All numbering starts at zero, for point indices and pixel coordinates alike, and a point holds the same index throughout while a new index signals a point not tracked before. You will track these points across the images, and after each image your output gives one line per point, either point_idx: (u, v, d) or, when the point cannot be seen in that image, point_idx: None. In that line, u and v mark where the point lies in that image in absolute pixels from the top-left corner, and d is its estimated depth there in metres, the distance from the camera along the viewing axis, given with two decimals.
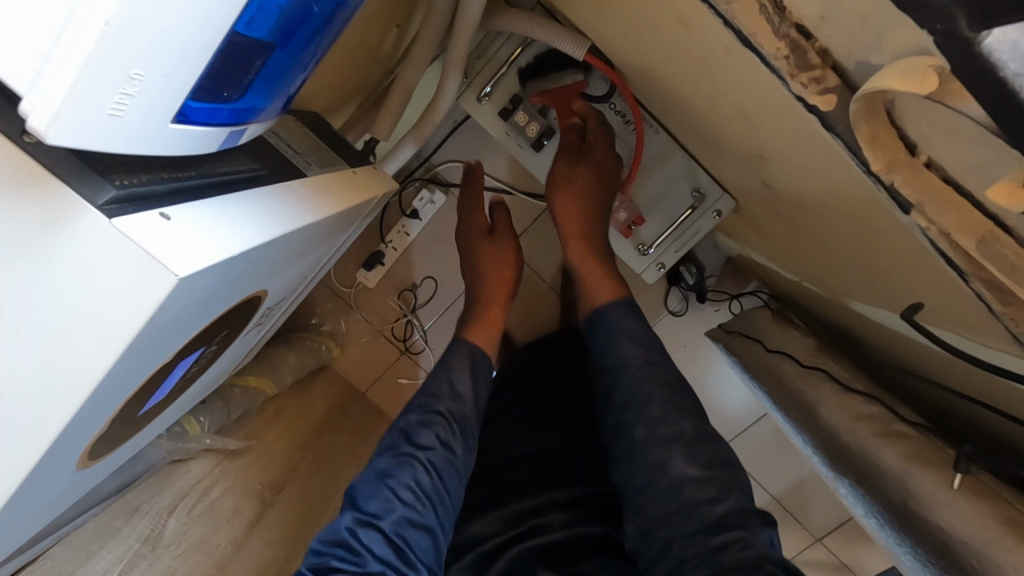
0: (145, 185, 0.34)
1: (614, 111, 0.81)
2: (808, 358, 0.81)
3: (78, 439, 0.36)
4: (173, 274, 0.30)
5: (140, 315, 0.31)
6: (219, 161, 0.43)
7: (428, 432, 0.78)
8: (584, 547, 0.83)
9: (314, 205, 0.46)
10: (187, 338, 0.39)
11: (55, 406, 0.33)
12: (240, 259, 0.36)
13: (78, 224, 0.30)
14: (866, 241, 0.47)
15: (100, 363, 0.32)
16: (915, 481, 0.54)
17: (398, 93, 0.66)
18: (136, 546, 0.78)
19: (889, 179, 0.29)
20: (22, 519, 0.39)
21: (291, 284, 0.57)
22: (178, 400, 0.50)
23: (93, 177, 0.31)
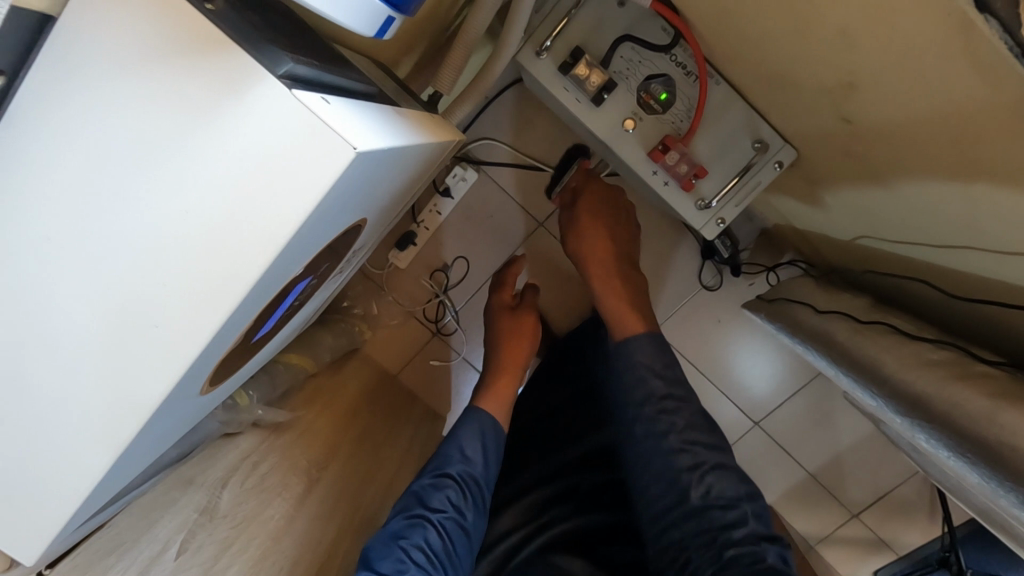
0: (305, 68, 0.37)
1: (674, 63, 0.79)
2: (866, 315, 0.81)
3: (227, 336, 0.38)
4: (352, 146, 0.33)
5: (311, 190, 0.33)
6: (348, 72, 0.45)
7: (440, 497, 0.86)
8: (602, 536, 0.99)
9: (423, 130, 0.46)
10: (320, 247, 0.40)
11: (218, 290, 0.35)
12: (383, 159, 0.37)
13: (258, 92, 0.33)
14: (951, 160, 0.48)
15: (263, 244, 0.34)
16: (1003, 419, 0.53)
17: (465, 40, 0.64)
18: (194, 516, 0.77)
19: None
20: (143, 436, 0.39)
21: (375, 232, 0.57)
22: (273, 338, 0.50)
23: (271, 52, 0.34)
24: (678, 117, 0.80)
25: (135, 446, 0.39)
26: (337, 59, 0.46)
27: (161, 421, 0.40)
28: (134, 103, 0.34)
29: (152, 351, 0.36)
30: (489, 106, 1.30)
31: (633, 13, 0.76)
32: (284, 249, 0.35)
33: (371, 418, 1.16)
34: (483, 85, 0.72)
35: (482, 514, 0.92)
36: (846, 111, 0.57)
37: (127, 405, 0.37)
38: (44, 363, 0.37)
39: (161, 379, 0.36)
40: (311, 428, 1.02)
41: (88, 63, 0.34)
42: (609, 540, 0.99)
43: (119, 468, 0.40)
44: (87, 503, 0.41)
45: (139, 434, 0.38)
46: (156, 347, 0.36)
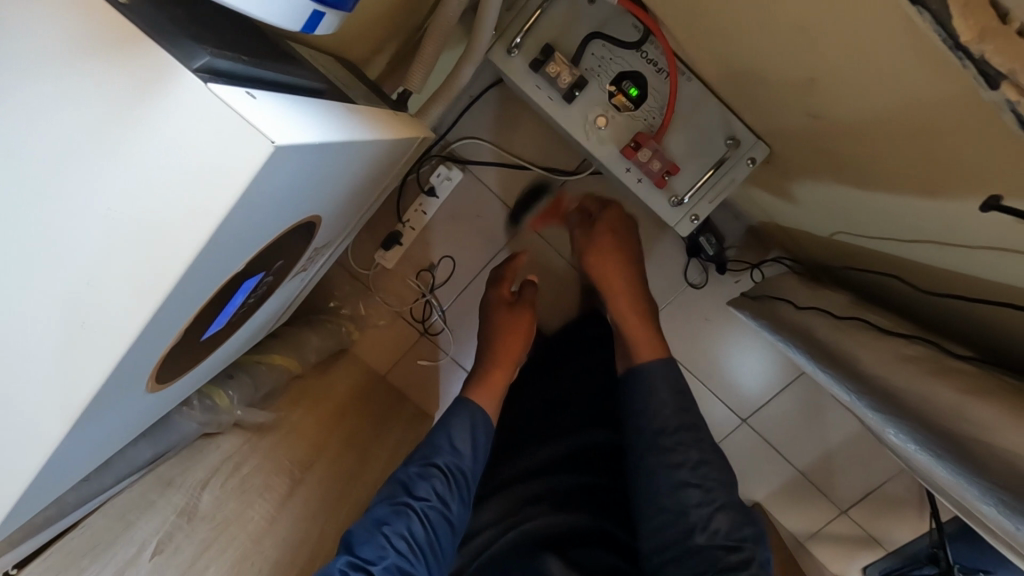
0: (230, 63, 0.37)
1: (644, 60, 0.78)
2: (845, 311, 0.80)
3: (163, 330, 0.37)
4: (270, 141, 0.33)
5: (234, 185, 0.33)
6: (291, 68, 0.45)
7: (426, 487, 0.86)
8: (580, 536, 0.95)
9: (376, 126, 0.46)
10: (260, 242, 0.39)
11: (146, 283, 0.35)
12: (317, 154, 0.37)
13: (177, 84, 0.33)
14: (910, 153, 0.48)
15: (191, 240, 0.34)
16: (971, 414, 0.53)
17: (434, 38, 0.64)
18: (172, 517, 0.77)
19: (980, 51, 0.28)
20: (85, 432, 0.39)
21: (338, 228, 0.57)
22: (233, 336, 0.50)
23: (187, 46, 0.35)
24: (648, 113, 0.80)
25: (76, 442, 0.39)
26: (283, 56, 0.47)
27: (106, 418, 0.40)
28: (67, 96, 0.34)
29: (85, 344, 0.36)
30: (474, 105, 1.30)
31: (601, 10, 0.77)
32: (211, 242, 0.34)
33: (356, 418, 1.16)
34: (456, 84, 0.72)
35: (468, 504, 0.92)
36: (811, 106, 0.57)
37: (65, 400, 0.37)
38: None
39: (96, 373, 0.36)
40: (295, 428, 1.02)
41: (18, 58, 0.34)
42: (587, 542, 0.95)
43: (64, 462, 0.40)
44: (35, 498, 0.41)
45: (79, 428, 0.38)
46: (89, 340, 0.36)
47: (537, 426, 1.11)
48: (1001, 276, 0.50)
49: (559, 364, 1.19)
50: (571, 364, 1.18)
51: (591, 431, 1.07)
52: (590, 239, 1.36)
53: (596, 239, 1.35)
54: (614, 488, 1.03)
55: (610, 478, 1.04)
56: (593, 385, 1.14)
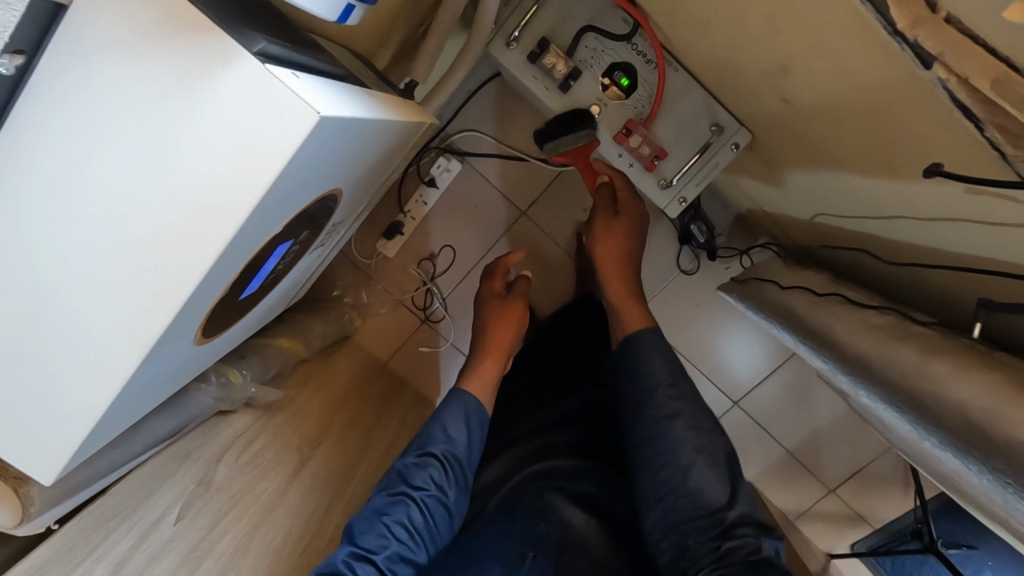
0: (279, 51, 0.41)
1: (634, 52, 0.83)
2: (823, 288, 0.85)
3: (215, 283, 0.43)
4: (314, 112, 0.38)
5: (283, 150, 0.38)
6: (319, 56, 0.49)
7: (422, 475, 0.89)
8: (571, 474, 1.01)
9: (393, 109, 0.51)
10: (297, 207, 0.45)
11: (204, 240, 0.40)
12: (348, 128, 0.42)
13: (233, 62, 0.38)
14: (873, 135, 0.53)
15: (242, 203, 0.39)
16: (930, 371, 0.58)
17: (438, 33, 0.69)
18: (191, 487, 0.82)
19: (914, 37, 0.34)
20: (143, 378, 0.44)
21: (353, 208, 0.61)
22: (264, 300, 0.55)
23: (247, 31, 0.39)
24: (638, 102, 0.85)
25: (134, 388, 0.44)
26: (310, 45, 0.51)
27: (158, 368, 0.45)
28: (134, 72, 0.39)
29: (147, 295, 0.41)
30: (472, 99, 1.35)
31: (594, 6, 0.81)
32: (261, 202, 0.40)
33: (359, 401, 1.21)
34: (457, 76, 0.77)
35: (464, 491, 0.94)
36: (783, 93, 0.62)
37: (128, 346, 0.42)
38: (55, 308, 0.42)
39: (156, 322, 0.41)
40: (302, 408, 1.06)
41: (97, 41, 0.39)
42: (577, 480, 1.00)
43: (123, 406, 0.45)
44: (94, 441, 0.46)
45: (139, 373, 0.43)
46: (151, 292, 0.41)
47: (534, 392, 1.16)
48: (955, 242, 0.55)
49: (554, 340, 1.24)
50: (569, 347, 1.23)
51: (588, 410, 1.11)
52: (584, 227, 1.40)
53: (590, 227, 1.40)
54: (605, 437, 1.09)
55: (602, 431, 1.09)
56: (587, 358, 1.19)
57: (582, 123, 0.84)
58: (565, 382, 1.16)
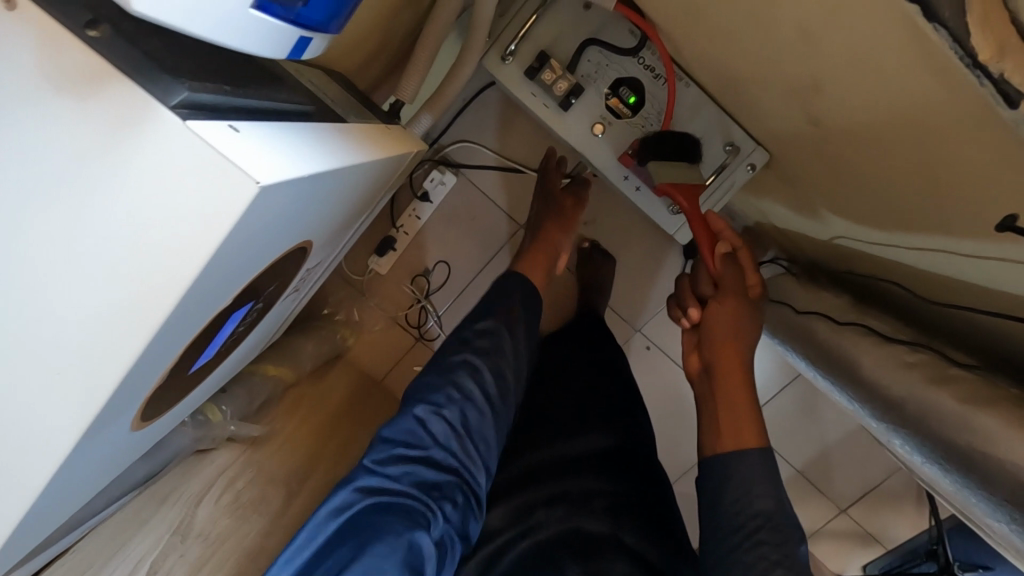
0: (214, 95, 0.37)
1: (642, 66, 0.77)
2: (843, 315, 0.79)
3: (157, 361, 0.38)
4: (255, 181, 0.33)
5: (218, 226, 0.34)
6: (272, 90, 0.45)
7: (488, 339, 0.87)
8: (592, 542, 0.92)
9: (366, 148, 0.47)
10: (248, 274, 0.40)
11: (136, 321, 0.35)
12: (302, 186, 0.38)
13: (156, 124, 0.33)
14: (922, 167, 0.47)
15: (177, 280, 0.35)
16: (976, 424, 0.52)
17: (425, 48, 0.63)
18: (165, 537, 0.76)
19: (998, 70, 0.27)
20: (80, 461, 0.40)
21: (327, 249, 0.56)
22: (229, 356, 0.52)
23: (168, 81, 0.34)
24: (647, 119, 0.78)
25: (73, 471, 0.40)
26: (265, 74, 0.46)
27: (98, 446, 0.40)
28: (44, 132, 0.34)
29: (75, 381, 0.36)
30: (467, 108, 1.29)
31: (598, 15, 0.75)
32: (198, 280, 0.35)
33: (350, 426, 1.14)
34: (448, 93, 0.71)
35: (525, 358, 0.91)
36: (813, 113, 0.56)
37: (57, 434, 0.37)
38: None
39: (88, 409, 0.37)
40: (290, 439, 1.00)
41: None
42: (599, 551, 0.91)
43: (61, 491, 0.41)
44: (29, 528, 0.41)
45: (75, 458, 0.39)
46: (80, 377, 0.36)
47: (547, 427, 1.07)
48: (987, 279, 0.50)
49: (567, 368, 1.16)
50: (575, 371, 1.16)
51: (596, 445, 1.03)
52: (586, 240, 1.34)
53: (591, 240, 1.33)
54: (635, 496, 0.98)
55: (630, 487, 0.99)
56: (604, 393, 1.11)
57: (677, 157, 0.77)
58: (581, 417, 1.07)
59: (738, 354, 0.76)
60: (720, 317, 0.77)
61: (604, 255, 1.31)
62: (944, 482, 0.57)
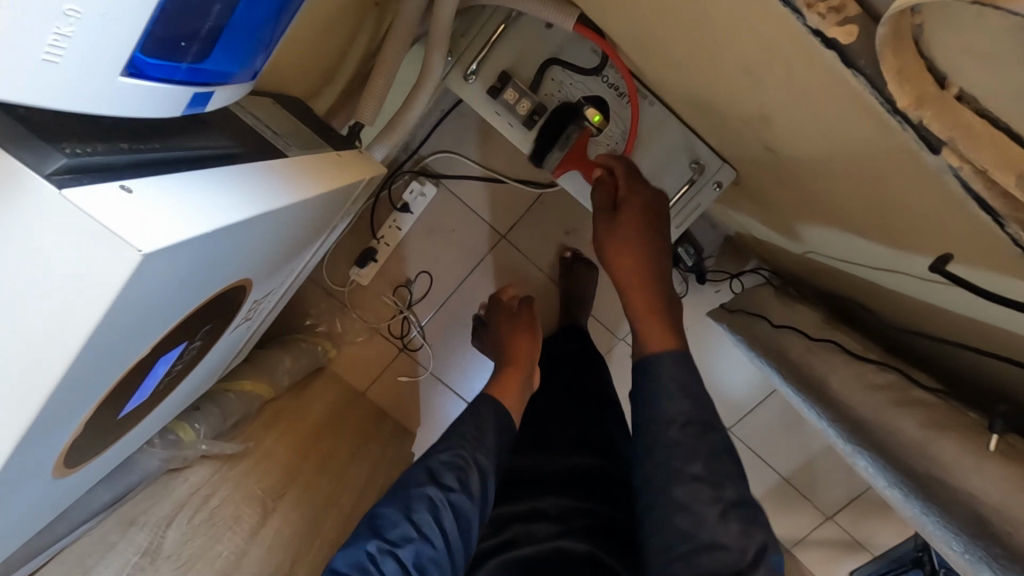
0: (104, 154, 0.34)
1: (605, 84, 0.77)
2: (817, 331, 0.78)
3: (57, 429, 0.36)
4: (136, 250, 0.29)
5: (100, 299, 0.30)
6: (189, 139, 0.42)
7: (453, 475, 0.83)
8: (567, 561, 0.90)
9: (305, 183, 0.47)
10: (163, 330, 0.39)
11: (14, 403, 0.31)
12: (221, 237, 0.36)
13: (20, 191, 0.29)
14: (873, 192, 0.47)
15: (58, 358, 0.31)
16: (937, 450, 0.52)
17: (383, 70, 0.62)
18: (134, 559, 0.74)
19: (917, 117, 0.28)
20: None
21: (273, 280, 0.58)
22: (167, 395, 0.53)
23: (40, 145, 0.30)
24: (611, 138, 0.78)
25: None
26: (181, 123, 0.43)
27: (20, 498, 0.39)
28: None
29: None
30: (445, 119, 1.28)
31: (560, 34, 0.75)
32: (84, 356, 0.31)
33: (330, 441, 1.13)
34: (412, 112, 0.70)
35: (492, 494, 0.87)
36: (767, 139, 0.56)
37: None
38: None
39: None
40: (266, 455, 0.99)
41: None
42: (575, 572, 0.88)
43: None
44: None
45: None
46: None
47: (532, 444, 1.08)
48: (964, 308, 0.49)
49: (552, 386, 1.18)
50: (557, 389, 1.18)
51: (576, 460, 1.03)
52: (567, 250, 1.34)
53: (573, 250, 1.33)
54: (617, 520, 0.97)
55: (612, 512, 0.97)
56: (591, 411, 1.12)
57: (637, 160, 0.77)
58: (565, 435, 1.07)
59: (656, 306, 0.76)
60: (630, 270, 0.77)
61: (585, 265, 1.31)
62: (904, 505, 0.54)
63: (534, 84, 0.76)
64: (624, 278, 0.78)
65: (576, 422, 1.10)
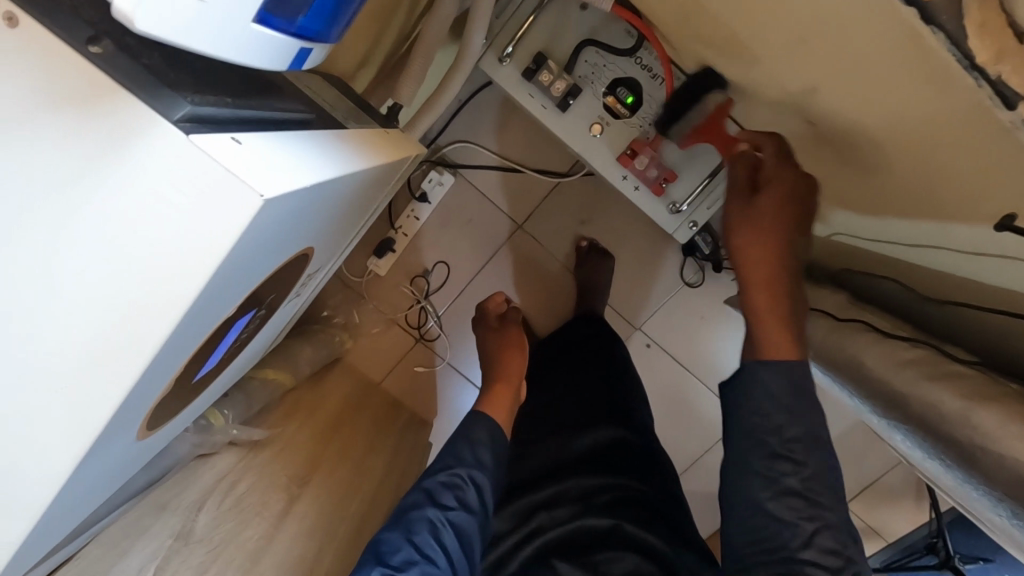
0: (215, 106, 0.38)
1: (639, 66, 0.77)
2: (843, 312, 0.79)
3: (164, 371, 0.39)
4: (258, 194, 0.34)
5: (223, 239, 0.34)
6: (276, 102, 0.46)
7: (450, 494, 0.84)
8: (596, 538, 0.93)
9: (366, 153, 0.50)
10: (253, 283, 0.43)
11: (142, 334, 0.36)
12: (311, 192, 0.40)
13: (158, 140, 0.33)
14: (918, 137, 0.50)
15: (182, 294, 0.35)
16: (976, 421, 0.52)
17: (421, 51, 0.63)
18: (168, 542, 0.74)
19: (999, 71, 0.33)
20: (98, 463, 0.41)
21: (325, 254, 0.61)
22: (227, 368, 0.54)
23: (169, 95, 0.34)
24: (644, 119, 0.79)
25: (71, 488, 0.40)
26: (267, 86, 0.48)
27: (103, 455, 0.41)
28: (45, 155, 0.34)
29: (83, 396, 0.37)
30: (463, 109, 1.29)
31: (596, 15, 0.75)
32: (204, 294, 0.36)
33: (349, 431, 1.14)
34: (446, 94, 0.71)
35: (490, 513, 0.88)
36: None
37: (64, 446, 0.37)
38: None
39: (97, 422, 0.37)
40: (290, 442, 1.00)
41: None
42: (603, 546, 0.92)
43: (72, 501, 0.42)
44: (41, 537, 0.41)
45: (88, 465, 0.40)
46: (88, 392, 0.36)
47: (550, 427, 1.08)
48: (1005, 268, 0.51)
49: (565, 366, 1.18)
50: (569, 373, 1.16)
51: (597, 434, 1.05)
52: (583, 240, 1.35)
53: (589, 240, 1.34)
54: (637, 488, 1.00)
55: (631, 481, 1.00)
56: (605, 389, 1.12)
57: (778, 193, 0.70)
58: (581, 413, 1.08)
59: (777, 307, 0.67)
60: (756, 269, 0.69)
61: (600, 254, 1.30)
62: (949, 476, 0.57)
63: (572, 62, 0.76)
64: (747, 261, 0.70)
65: (596, 404, 1.10)
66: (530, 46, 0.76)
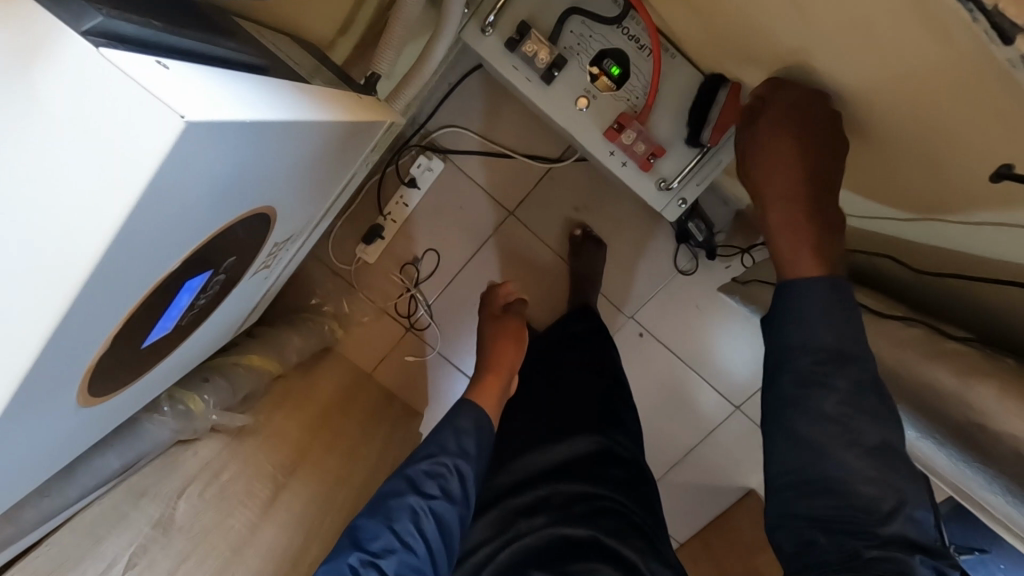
0: (139, 28, 0.34)
1: (626, 36, 0.75)
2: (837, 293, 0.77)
3: (89, 325, 0.35)
4: (179, 116, 0.29)
5: (142, 167, 0.30)
6: (218, 39, 0.43)
7: (433, 482, 0.82)
8: (573, 550, 0.91)
9: (329, 108, 0.47)
10: (192, 231, 0.39)
11: (52, 277, 0.31)
12: (253, 128, 0.36)
13: (62, 52, 0.29)
14: (912, 83, 0.49)
15: (100, 230, 0.31)
16: (971, 399, 0.51)
17: (399, 18, 0.61)
18: (146, 530, 0.72)
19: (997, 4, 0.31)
20: (34, 426, 0.39)
21: (294, 226, 0.62)
22: (187, 336, 0.57)
23: (79, 4, 0.30)
24: (632, 92, 0.78)
25: (15, 451, 0.39)
26: (213, 27, 0.44)
27: (43, 416, 0.39)
28: None
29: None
30: (453, 92, 1.26)
31: None
32: (122, 232, 0.31)
33: (338, 421, 1.12)
34: (426, 66, 0.69)
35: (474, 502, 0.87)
36: None
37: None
38: None
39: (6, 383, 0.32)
40: (276, 429, 0.98)
41: None
42: (581, 558, 0.90)
43: (21, 461, 0.42)
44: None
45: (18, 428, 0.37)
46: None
47: (535, 432, 1.05)
48: None
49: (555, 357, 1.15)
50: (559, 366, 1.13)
51: (580, 440, 1.01)
52: (577, 228, 1.32)
53: (585, 228, 1.32)
54: (622, 501, 0.97)
55: (617, 491, 0.97)
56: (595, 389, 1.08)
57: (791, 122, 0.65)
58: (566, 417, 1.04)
59: (801, 228, 0.66)
60: (777, 193, 0.68)
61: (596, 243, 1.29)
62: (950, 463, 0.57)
63: (556, 30, 0.74)
64: (773, 192, 0.69)
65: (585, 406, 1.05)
66: (512, 16, 0.75)
